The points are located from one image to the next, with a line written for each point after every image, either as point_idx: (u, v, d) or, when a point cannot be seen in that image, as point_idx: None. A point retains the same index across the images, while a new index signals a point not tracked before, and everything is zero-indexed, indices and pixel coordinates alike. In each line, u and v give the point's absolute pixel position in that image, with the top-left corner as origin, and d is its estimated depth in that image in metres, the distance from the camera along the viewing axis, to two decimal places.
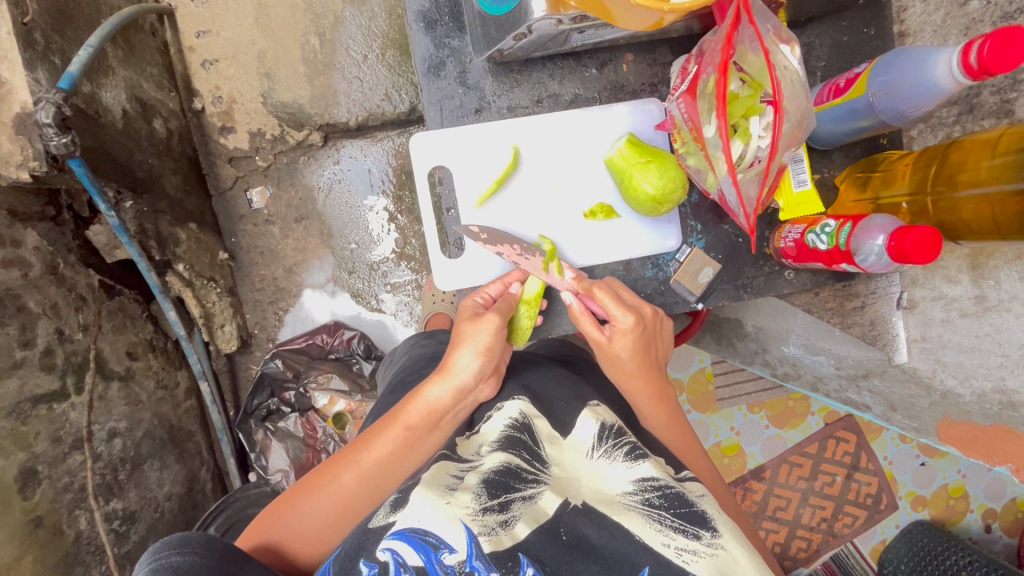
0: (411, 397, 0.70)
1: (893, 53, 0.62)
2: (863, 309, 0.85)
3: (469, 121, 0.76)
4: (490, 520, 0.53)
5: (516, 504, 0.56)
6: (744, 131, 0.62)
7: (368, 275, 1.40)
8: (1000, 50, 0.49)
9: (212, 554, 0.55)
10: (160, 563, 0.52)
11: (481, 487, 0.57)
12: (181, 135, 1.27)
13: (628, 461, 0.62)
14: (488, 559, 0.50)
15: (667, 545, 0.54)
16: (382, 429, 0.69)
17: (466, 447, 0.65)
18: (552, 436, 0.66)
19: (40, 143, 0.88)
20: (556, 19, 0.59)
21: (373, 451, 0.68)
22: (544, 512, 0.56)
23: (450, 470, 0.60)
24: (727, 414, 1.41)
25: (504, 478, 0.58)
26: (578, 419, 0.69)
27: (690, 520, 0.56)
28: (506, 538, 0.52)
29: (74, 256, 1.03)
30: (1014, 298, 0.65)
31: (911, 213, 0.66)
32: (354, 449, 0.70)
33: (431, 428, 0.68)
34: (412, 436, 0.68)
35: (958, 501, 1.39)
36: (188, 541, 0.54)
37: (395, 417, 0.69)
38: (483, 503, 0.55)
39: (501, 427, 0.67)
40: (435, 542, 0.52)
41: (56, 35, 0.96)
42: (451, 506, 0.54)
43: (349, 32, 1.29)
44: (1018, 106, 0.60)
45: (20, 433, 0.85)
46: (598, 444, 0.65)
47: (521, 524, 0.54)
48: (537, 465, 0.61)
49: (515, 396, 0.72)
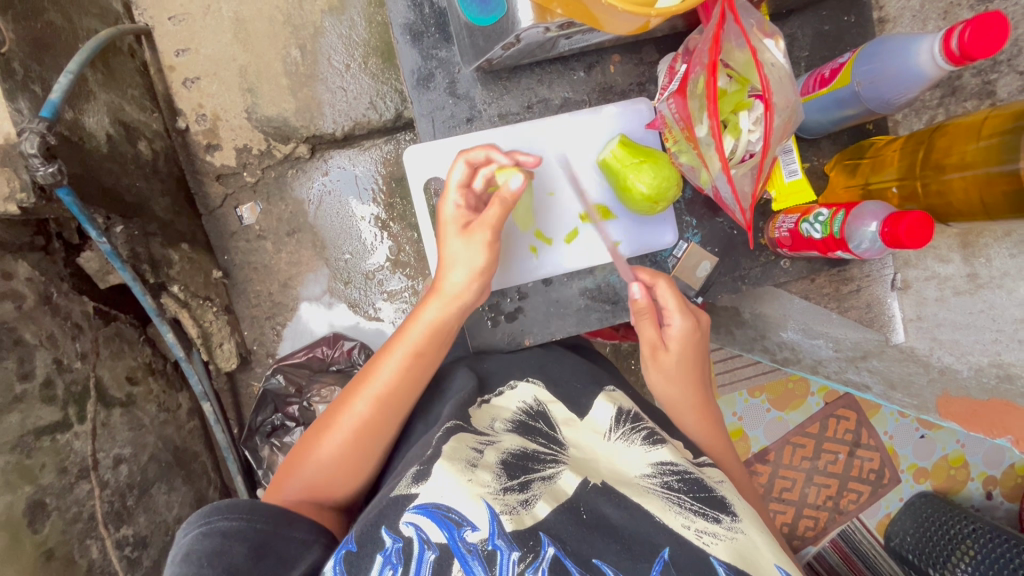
0: (408, 321, 0.72)
1: (876, 42, 0.63)
2: (859, 291, 0.88)
3: (460, 131, 0.77)
4: (511, 499, 0.55)
5: (535, 484, 0.57)
6: (734, 126, 0.63)
7: (364, 284, 1.39)
8: (980, 36, 0.50)
9: (250, 520, 0.59)
10: (211, 526, 0.57)
11: (500, 467, 0.58)
12: (167, 156, 1.26)
13: (645, 445, 0.63)
14: (510, 537, 0.51)
15: (688, 527, 0.56)
16: (382, 359, 0.71)
17: (479, 419, 0.66)
18: (567, 419, 0.68)
19: (27, 174, 0.86)
20: (544, 27, 0.60)
21: (378, 379, 0.70)
22: (564, 493, 0.57)
23: (469, 443, 0.61)
24: (728, 399, 1.42)
25: (522, 460, 0.60)
26: (595, 403, 0.70)
27: (710, 504, 0.59)
28: (527, 517, 0.53)
29: (67, 285, 1.02)
30: (1004, 275, 0.67)
31: (901, 197, 0.67)
32: (358, 384, 0.71)
33: (428, 347, 0.71)
34: (413, 354, 0.71)
35: (959, 470, 1.41)
36: (235, 507, 0.58)
37: (390, 346, 0.72)
38: (504, 482, 0.56)
39: (513, 409, 0.69)
40: (457, 519, 0.52)
41: (34, 64, 0.95)
42: (471, 484, 0.55)
43: (330, 42, 1.29)
44: (998, 87, 0.63)
45: (25, 466, 0.84)
46: (616, 427, 0.66)
47: (541, 503, 0.55)
48: (554, 447, 0.63)
49: (530, 379, 0.73)
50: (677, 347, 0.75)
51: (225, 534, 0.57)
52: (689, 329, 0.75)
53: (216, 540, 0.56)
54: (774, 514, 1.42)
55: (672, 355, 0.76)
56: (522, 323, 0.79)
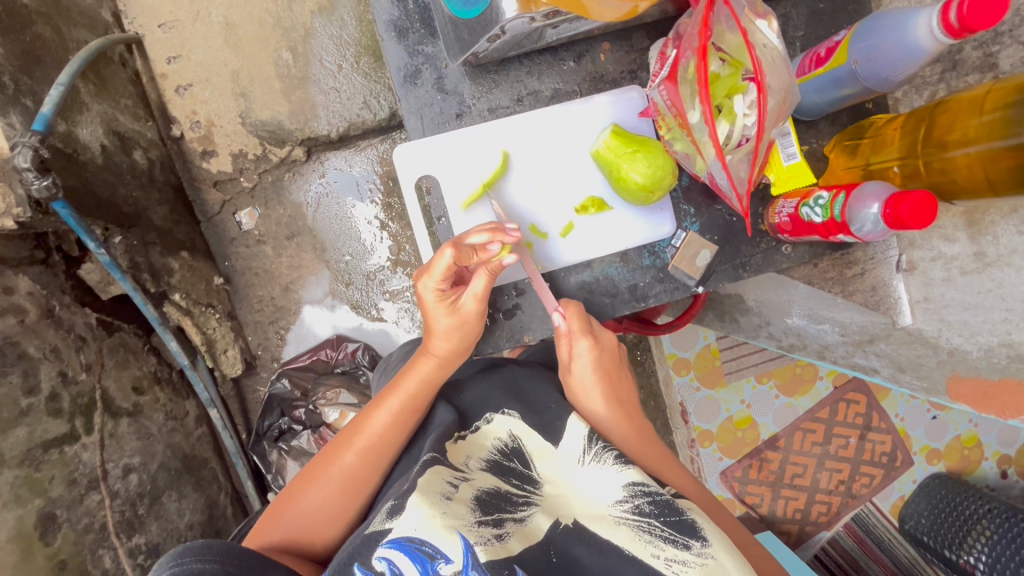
0: (405, 373, 0.74)
1: (871, 19, 0.61)
2: (864, 275, 0.84)
3: (450, 127, 0.76)
4: (485, 532, 0.56)
5: (508, 523, 0.59)
6: (729, 110, 0.62)
7: (365, 285, 1.39)
8: (979, 8, 0.49)
9: (227, 560, 0.58)
10: (183, 567, 0.57)
11: (475, 502, 0.59)
12: (163, 165, 1.25)
13: (617, 465, 0.65)
14: (484, 568, 0.53)
15: (657, 557, 0.57)
16: (379, 403, 0.73)
17: (454, 454, 0.66)
18: (541, 452, 0.68)
19: (22, 189, 0.86)
20: (529, 17, 0.59)
21: (373, 423, 0.72)
22: (535, 534, 0.59)
23: (444, 476, 0.61)
24: (736, 388, 1.41)
25: (496, 499, 0.61)
26: (567, 423, 0.70)
27: (680, 529, 0.59)
28: (501, 549, 0.55)
29: (69, 297, 1.02)
30: (1013, 252, 0.66)
31: (903, 176, 0.65)
32: (352, 428, 0.73)
33: (427, 395, 0.73)
34: (411, 407, 0.72)
35: (972, 450, 1.40)
36: (209, 548, 0.58)
37: (389, 388, 0.74)
38: (478, 517, 0.58)
39: (490, 446, 0.69)
40: (430, 552, 0.53)
41: (25, 78, 0.94)
42: (445, 518, 0.56)
43: (321, 43, 1.28)
44: (1001, 59, 0.62)
45: (34, 479, 0.84)
46: (588, 448, 0.67)
47: (514, 541, 0.57)
48: (527, 488, 0.64)
49: (507, 411, 0.72)
50: (587, 368, 0.75)
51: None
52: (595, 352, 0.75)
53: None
54: (786, 501, 1.41)
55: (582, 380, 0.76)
56: (521, 319, 0.78)
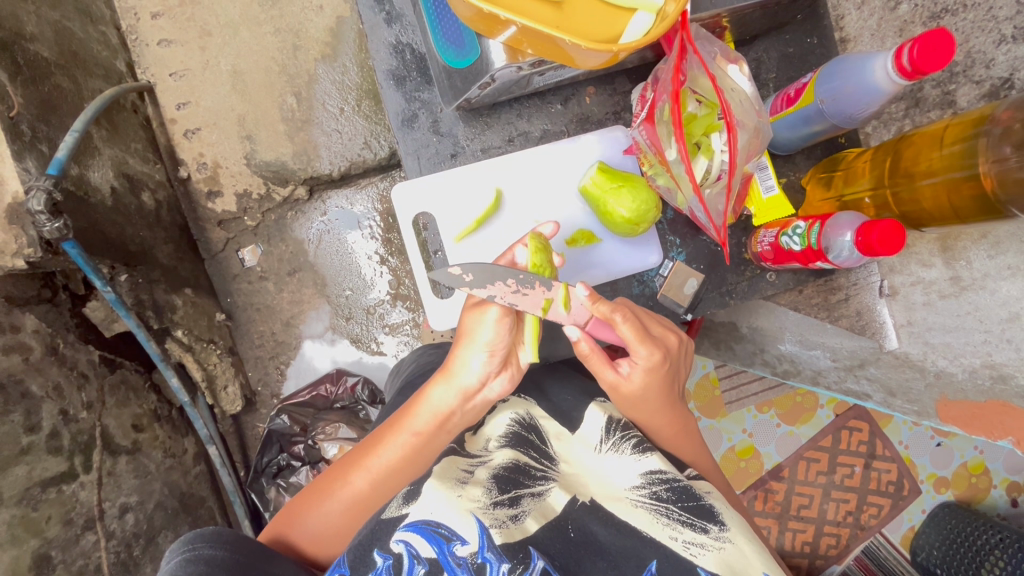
0: (416, 401, 0.70)
1: (834, 63, 0.67)
2: (848, 300, 0.91)
3: (445, 166, 0.80)
4: (501, 514, 0.55)
5: (526, 499, 0.58)
6: (707, 147, 0.70)
7: (365, 319, 1.41)
8: (928, 52, 0.54)
9: (237, 549, 0.59)
10: (195, 554, 0.57)
11: (491, 482, 0.59)
12: (170, 206, 1.29)
13: (635, 454, 0.65)
14: (500, 550, 0.52)
15: (676, 539, 0.57)
16: (390, 434, 0.71)
17: (473, 443, 0.67)
18: (558, 433, 0.69)
19: (34, 230, 0.88)
20: (517, 66, 0.65)
21: (383, 454, 0.70)
22: (552, 509, 0.58)
23: (460, 464, 0.62)
24: (737, 417, 1.41)
25: (513, 475, 0.61)
26: (585, 413, 0.71)
27: (698, 514, 0.59)
28: (516, 531, 0.54)
29: (73, 335, 1.03)
30: (986, 275, 0.70)
31: (875, 207, 0.72)
32: (363, 453, 0.71)
33: (440, 433, 0.69)
34: (422, 439, 0.70)
35: (980, 477, 1.37)
36: (220, 535, 0.59)
37: (402, 421, 0.71)
38: (494, 498, 0.57)
39: (506, 423, 0.70)
40: (447, 534, 0.53)
41: (41, 125, 0.98)
42: (462, 500, 0.55)
43: (323, 88, 1.33)
44: (958, 97, 0.71)
45: (31, 519, 0.84)
46: (607, 437, 0.67)
47: (531, 519, 0.56)
48: (545, 462, 0.64)
49: (522, 397, 0.74)
50: (640, 378, 0.70)
51: (208, 562, 0.57)
52: (657, 358, 0.70)
53: (200, 568, 0.56)
54: (793, 533, 1.39)
55: (637, 387, 0.70)
56: None
